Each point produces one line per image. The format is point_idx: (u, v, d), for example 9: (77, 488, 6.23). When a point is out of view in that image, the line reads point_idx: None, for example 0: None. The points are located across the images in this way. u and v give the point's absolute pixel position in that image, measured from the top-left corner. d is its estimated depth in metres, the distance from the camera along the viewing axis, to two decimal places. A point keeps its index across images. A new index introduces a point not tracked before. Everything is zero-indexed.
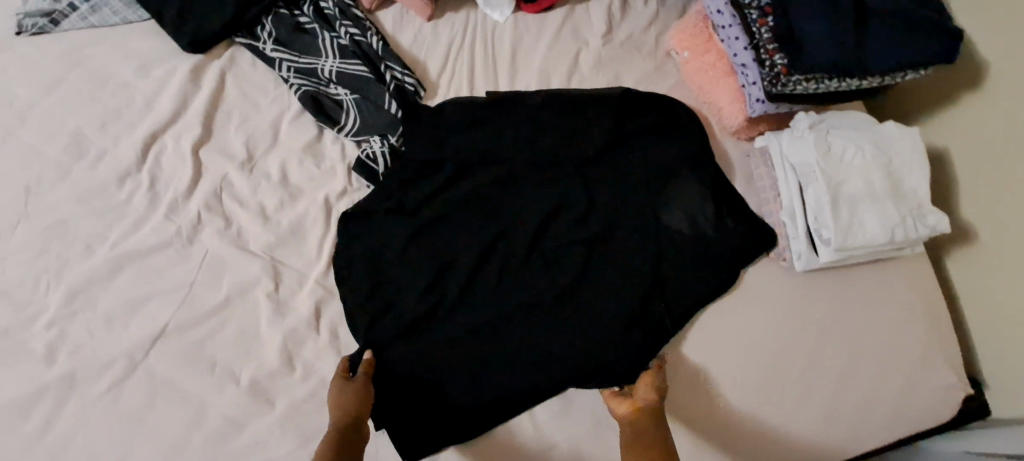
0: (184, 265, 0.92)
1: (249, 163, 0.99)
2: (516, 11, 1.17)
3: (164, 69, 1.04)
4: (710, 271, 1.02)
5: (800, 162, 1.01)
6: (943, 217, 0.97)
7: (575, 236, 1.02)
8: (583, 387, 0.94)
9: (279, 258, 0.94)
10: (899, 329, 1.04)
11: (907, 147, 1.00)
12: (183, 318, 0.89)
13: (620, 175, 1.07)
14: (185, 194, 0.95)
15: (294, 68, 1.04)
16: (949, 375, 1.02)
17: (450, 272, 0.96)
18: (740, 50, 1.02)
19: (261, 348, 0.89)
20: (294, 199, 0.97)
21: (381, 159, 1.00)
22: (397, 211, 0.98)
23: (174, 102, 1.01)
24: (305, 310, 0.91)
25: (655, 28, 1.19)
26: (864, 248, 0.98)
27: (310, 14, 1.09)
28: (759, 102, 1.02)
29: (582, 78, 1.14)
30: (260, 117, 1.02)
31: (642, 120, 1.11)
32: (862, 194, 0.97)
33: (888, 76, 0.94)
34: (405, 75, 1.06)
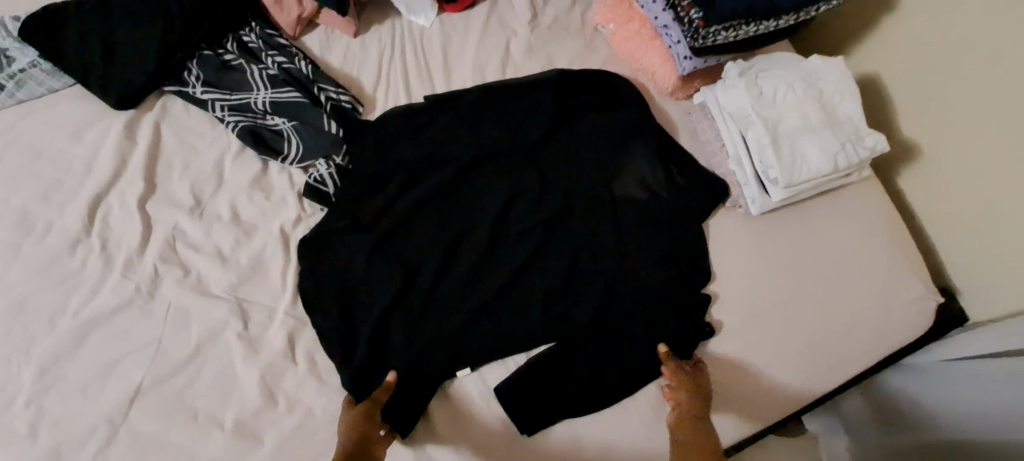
0: (150, 321, 0.91)
1: (198, 208, 0.98)
2: (440, 13, 1.18)
3: (97, 131, 1.02)
4: (669, 232, 1.04)
5: (736, 110, 1.04)
6: (880, 137, 1.00)
7: (535, 220, 1.03)
8: (568, 364, 0.95)
9: (244, 296, 0.94)
10: (861, 253, 1.06)
11: (834, 77, 1.03)
12: (158, 374, 0.88)
13: (568, 154, 1.09)
14: (140, 250, 0.95)
15: (227, 106, 1.04)
16: (916, 288, 1.05)
17: (418, 278, 0.97)
18: (660, 13, 1.04)
19: (241, 388, 0.88)
20: (248, 236, 0.97)
21: (330, 180, 1.00)
22: (355, 228, 0.98)
23: (112, 162, 1.00)
24: (279, 342, 0.91)
25: (579, 7, 1.21)
26: (811, 181, 1.01)
27: (234, 51, 1.08)
28: (687, 59, 1.05)
29: (516, 67, 1.15)
30: (201, 161, 1.01)
31: (581, 97, 1.13)
32: (800, 129, 1.00)
33: (802, 11, 0.97)
34: (340, 94, 1.06)
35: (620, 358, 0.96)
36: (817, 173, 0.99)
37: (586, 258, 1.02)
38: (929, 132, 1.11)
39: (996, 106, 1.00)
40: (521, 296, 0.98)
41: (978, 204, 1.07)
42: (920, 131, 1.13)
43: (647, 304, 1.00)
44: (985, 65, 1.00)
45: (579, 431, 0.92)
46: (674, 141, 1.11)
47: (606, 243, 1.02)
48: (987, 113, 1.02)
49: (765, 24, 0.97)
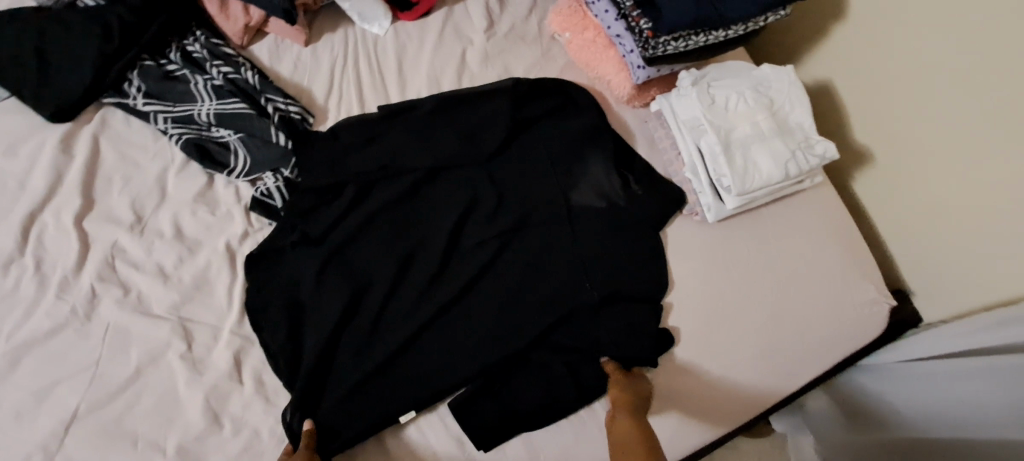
0: (86, 344, 0.87)
1: (139, 224, 0.95)
2: (395, 21, 1.16)
3: (31, 144, 0.98)
4: (625, 241, 1.04)
5: (690, 119, 1.04)
6: (830, 144, 1.01)
7: (491, 230, 1.02)
8: (526, 378, 0.93)
9: (187, 315, 0.90)
10: (814, 258, 1.08)
11: (785, 85, 1.04)
12: (95, 399, 0.84)
13: (526, 164, 1.08)
14: (76, 270, 0.91)
15: (170, 118, 1.00)
16: (867, 292, 1.07)
17: (370, 292, 0.95)
18: (613, 22, 1.05)
19: (184, 412, 0.85)
20: (193, 253, 0.94)
21: (278, 194, 0.98)
22: (304, 242, 0.96)
23: (47, 177, 0.95)
24: (224, 363, 0.88)
25: (536, 16, 1.21)
26: (764, 188, 1.01)
27: (177, 61, 1.05)
28: (641, 68, 1.05)
29: (472, 76, 1.14)
30: (143, 176, 0.98)
31: (539, 106, 1.12)
32: (751, 138, 1.01)
33: (751, 21, 0.99)
34: (289, 105, 1.03)
35: (578, 370, 0.95)
36: (769, 180, 1.00)
37: (546, 270, 1.01)
38: (879, 137, 1.14)
39: (943, 111, 1.02)
40: (477, 308, 0.96)
41: (930, 207, 1.09)
42: (872, 137, 1.15)
43: (605, 316, 0.99)
44: (930, 71, 1.03)
45: (537, 446, 0.91)
46: (630, 148, 1.12)
47: (565, 253, 1.02)
48: (935, 118, 1.04)
49: (712, 34, 0.99)
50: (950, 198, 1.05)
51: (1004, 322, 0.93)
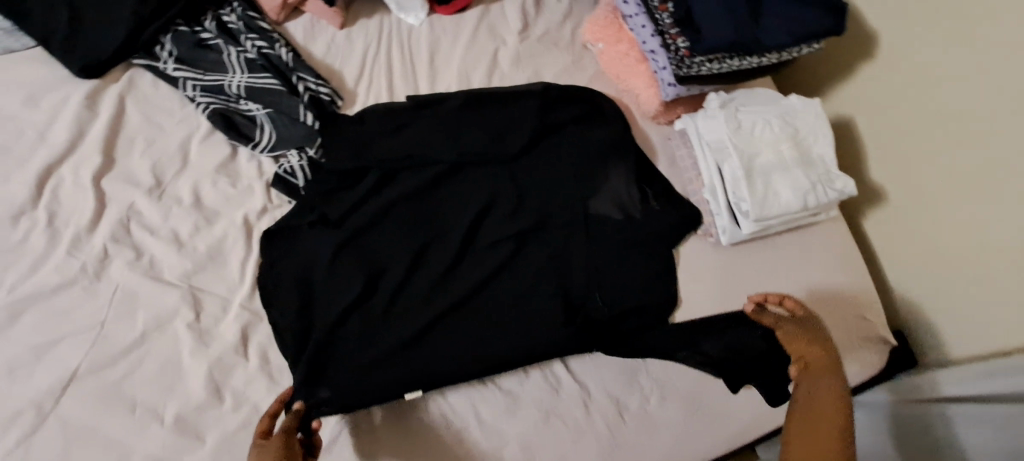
0: (93, 304, 0.86)
1: (158, 189, 0.94)
2: (431, 14, 1.16)
3: (54, 97, 0.96)
4: (638, 255, 1.04)
5: (715, 140, 1.05)
6: (850, 180, 1.03)
7: (509, 228, 1.02)
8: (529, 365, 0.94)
9: (198, 284, 0.90)
10: (823, 289, 1.09)
11: (810, 118, 1.06)
12: (96, 360, 0.83)
13: (549, 169, 1.08)
14: (89, 228, 0.89)
15: (199, 86, 1.00)
16: (874, 329, 1.08)
17: (384, 279, 0.95)
18: (648, 37, 1.04)
19: (186, 381, 0.84)
20: (210, 222, 0.93)
21: (301, 173, 0.97)
22: (322, 224, 0.96)
23: (69, 131, 0.94)
24: (230, 336, 0.87)
25: (570, 23, 1.21)
26: (781, 216, 1.03)
27: (212, 30, 1.04)
28: (671, 86, 1.03)
29: (502, 76, 1.14)
30: (166, 140, 0.97)
31: (565, 113, 1.12)
32: (774, 165, 1.02)
33: (784, 51, 1.00)
34: (319, 85, 1.03)
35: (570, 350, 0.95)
36: (787, 208, 1.01)
37: (559, 275, 1.00)
38: (895, 178, 1.15)
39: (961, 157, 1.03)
40: (487, 306, 0.96)
41: (938, 250, 1.10)
42: (887, 176, 1.17)
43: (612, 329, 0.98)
44: (953, 117, 1.04)
45: (535, 449, 0.91)
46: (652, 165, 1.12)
47: (578, 260, 1.02)
48: (956, 163, 1.04)
49: (749, 59, 0.99)
50: (960, 242, 1.06)
51: (1002, 368, 0.93)
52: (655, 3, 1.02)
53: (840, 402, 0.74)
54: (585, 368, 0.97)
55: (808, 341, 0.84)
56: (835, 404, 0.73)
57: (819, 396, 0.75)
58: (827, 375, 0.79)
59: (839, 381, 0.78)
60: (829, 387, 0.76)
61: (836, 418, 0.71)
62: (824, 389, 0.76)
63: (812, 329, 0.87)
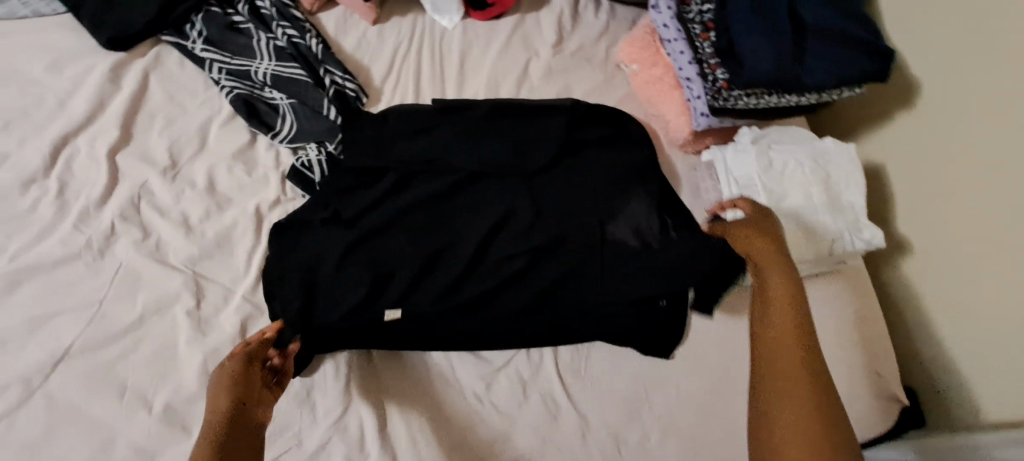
0: (95, 280, 0.84)
1: (172, 169, 0.92)
2: (465, 18, 1.14)
3: (79, 66, 0.95)
4: (652, 287, 0.97)
5: (743, 176, 1.02)
6: (878, 231, 0.99)
7: (522, 244, 0.98)
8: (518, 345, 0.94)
9: (202, 271, 0.88)
10: (843, 343, 1.02)
11: (843, 163, 1.03)
12: (91, 338, 0.81)
13: (570, 187, 1.04)
14: (99, 202, 0.88)
15: (225, 69, 0.98)
16: (892, 392, 1.01)
17: (392, 284, 0.92)
18: (685, 64, 0.99)
19: (180, 370, 0.82)
20: (220, 209, 0.91)
21: (318, 168, 0.95)
22: (334, 221, 0.93)
23: (90, 102, 0.93)
24: (229, 328, 0.85)
25: (605, 40, 1.18)
26: (804, 262, 1.00)
27: (244, 14, 1.03)
28: (703, 116, 0.99)
29: (531, 87, 1.12)
30: (186, 120, 0.95)
31: (590, 132, 1.08)
32: (802, 208, 1.00)
33: (825, 93, 0.96)
34: (346, 80, 1.01)
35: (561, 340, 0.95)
36: (811, 254, 0.98)
37: (569, 300, 0.95)
38: (924, 230, 1.08)
39: (998, 214, 0.95)
40: (492, 324, 0.93)
41: (962, 312, 1.01)
42: (915, 228, 1.10)
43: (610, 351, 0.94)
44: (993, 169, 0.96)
45: None
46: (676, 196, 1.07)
47: (590, 285, 0.97)
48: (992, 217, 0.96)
49: (788, 97, 0.96)
50: (986, 305, 0.97)
51: None
52: (696, 30, 0.99)
53: (785, 300, 0.84)
54: (585, 396, 0.93)
55: (758, 242, 0.93)
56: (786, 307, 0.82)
57: (774, 307, 0.83)
58: (781, 280, 0.87)
59: (784, 281, 0.87)
60: (778, 294, 0.85)
61: (786, 315, 0.81)
62: (776, 294, 0.85)
63: (763, 218, 0.95)
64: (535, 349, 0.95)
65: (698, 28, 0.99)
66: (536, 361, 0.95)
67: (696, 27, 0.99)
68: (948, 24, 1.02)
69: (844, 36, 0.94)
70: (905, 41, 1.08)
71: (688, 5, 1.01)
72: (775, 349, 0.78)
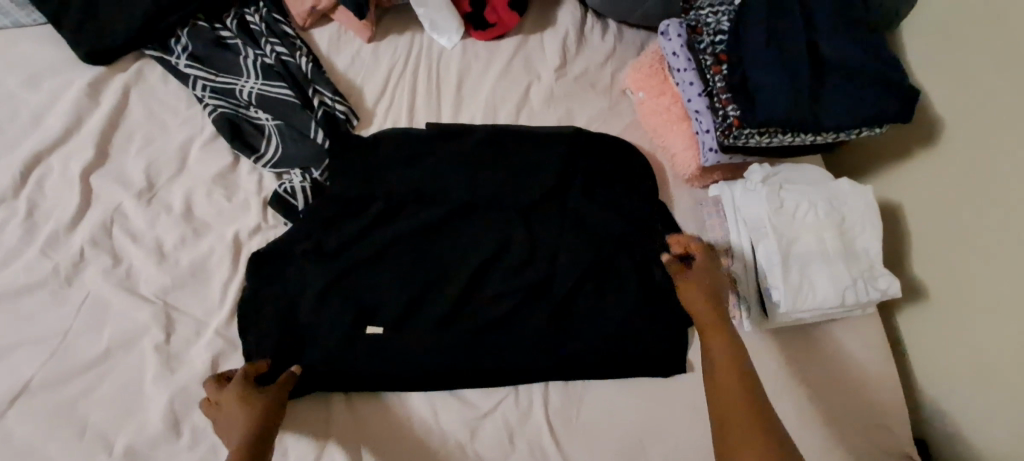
0: (61, 311, 0.80)
1: (149, 192, 0.88)
2: (465, 37, 1.09)
3: (57, 80, 0.91)
4: (645, 332, 0.94)
5: (752, 216, 0.96)
6: (895, 280, 0.94)
7: (515, 282, 0.93)
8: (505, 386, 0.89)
9: (174, 302, 0.83)
10: (849, 394, 0.96)
11: (860, 206, 0.96)
12: (52, 373, 0.77)
13: (568, 220, 0.98)
14: (69, 226, 0.84)
15: (209, 87, 0.94)
16: (902, 449, 0.94)
17: (374, 322, 0.87)
18: (694, 96, 0.95)
19: (144, 409, 0.77)
20: (197, 236, 0.87)
21: (301, 194, 0.90)
22: (315, 253, 0.88)
23: (65, 119, 0.88)
24: (199, 364, 0.80)
25: (612, 65, 1.12)
26: (815, 310, 0.93)
27: (233, 29, 0.98)
28: (712, 151, 0.96)
29: (532, 113, 1.06)
30: (167, 140, 0.91)
31: (593, 162, 1.02)
32: (813, 253, 0.93)
33: (842, 131, 0.90)
34: (335, 101, 0.96)
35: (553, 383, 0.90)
36: (822, 303, 0.92)
37: (562, 341, 0.91)
38: (942, 277, 1.02)
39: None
40: (481, 368, 0.88)
41: (979, 367, 0.96)
42: (931, 275, 1.04)
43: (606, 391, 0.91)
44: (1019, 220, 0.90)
45: None
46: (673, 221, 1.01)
47: (583, 327, 0.93)
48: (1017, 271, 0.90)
49: (802, 136, 0.91)
50: (1005, 363, 0.92)
51: None
52: (708, 61, 0.92)
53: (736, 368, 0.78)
54: (574, 446, 0.87)
55: (706, 302, 0.83)
56: (738, 378, 0.77)
57: (717, 369, 0.79)
58: (721, 339, 0.81)
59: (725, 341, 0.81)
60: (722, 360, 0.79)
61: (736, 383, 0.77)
62: (720, 366, 0.79)
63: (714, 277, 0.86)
64: (524, 395, 0.89)
65: (709, 59, 0.92)
66: (525, 407, 0.88)
67: (707, 58, 0.92)
68: (976, 63, 0.95)
69: (863, 73, 0.89)
70: (929, 78, 1.03)
71: (700, 34, 0.94)
72: (723, 415, 0.75)
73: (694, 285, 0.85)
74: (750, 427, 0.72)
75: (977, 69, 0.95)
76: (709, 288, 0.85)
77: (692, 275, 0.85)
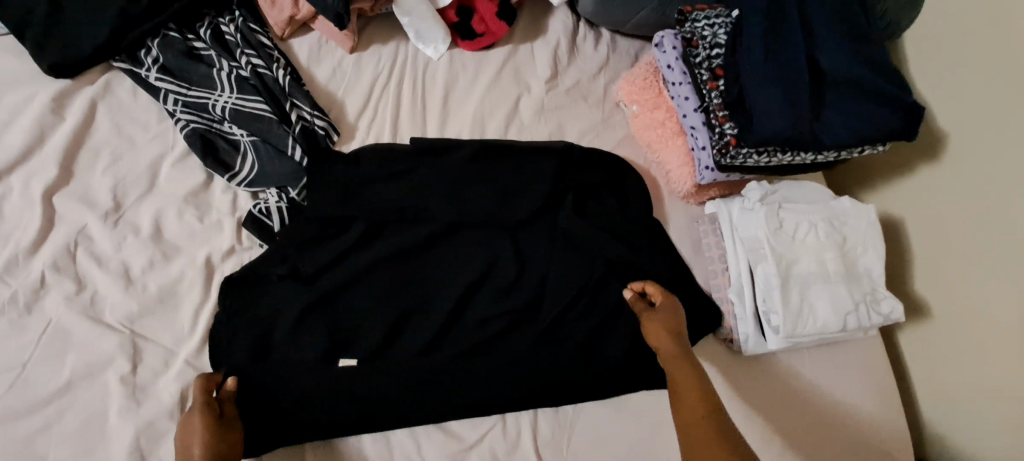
0: (19, 340, 0.75)
1: (115, 213, 0.83)
2: (452, 47, 1.05)
3: (18, 94, 0.86)
4: (636, 355, 0.90)
5: (750, 237, 0.92)
6: (898, 305, 0.90)
7: (501, 306, 0.88)
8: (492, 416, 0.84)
9: (141, 330, 0.79)
10: (850, 420, 0.92)
11: (862, 226, 0.93)
12: (8, 409, 0.72)
13: (558, 240, 0.93)
14: (30, 250, 0.79)
15: (181, 101, 0.89)
16: None
17: (352, 352, 0.83)
18: (689, 111, 0.92)
19: (107, 445, 0.73)
20: (166, 259, 0.82)
21: (277, 215, 0.86)
22: (292, 278, 0.84)
23: (28, 136, 0.84)
24: (167, 397, 0.76)
25: (605, 76, 1.08)
26: (815, 336, 0.89)
27: (206, 39, 0.94)
28: (708, 169, 0.92)
29: (521, 126, 1.02)
30: (136, 157, 0.87)
31: (585, 178, 0.97)
32: (814, 275, 0.90)
33: (844, 151, 0.87)
34: (314, 116, 0.92)
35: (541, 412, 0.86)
36: (822, 328, 0.88)
37: (550, 367, 0.87)
38: (945, 297, 0.98)
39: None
40: (465, 398, 0.83)
41: (983, 393, 0.92)
42: (935, 294, 0.99)
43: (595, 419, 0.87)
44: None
45: None
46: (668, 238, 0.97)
47: (573, 353, 0.88)
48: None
49: (802, 155, 0.87)
50: (1010, 389, 0.88)
51: None
52: (703, 77, 0.89)
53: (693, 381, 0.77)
54: None
55: (666, 335, 0.82)
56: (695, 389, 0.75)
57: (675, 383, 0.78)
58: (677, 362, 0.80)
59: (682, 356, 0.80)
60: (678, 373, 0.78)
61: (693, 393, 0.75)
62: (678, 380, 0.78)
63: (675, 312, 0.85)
64: (511, 424, 0.85)
65: (705, 74, 0.89)
66: (512, 437, 0.84)
67: (703, 73, 0.89)
68: (980, 75, 0.91)
69: (865, 87, 0.84)
70: (932, 90, 0.98)
71: (696, 47, 0.90)
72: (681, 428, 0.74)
73: (653, 320, 0.84)
74: (705, 428, 0.70)
75: (981, 82, 0.91)
76: (668, 323, 0.83)
77: (650, 312, 0.86)
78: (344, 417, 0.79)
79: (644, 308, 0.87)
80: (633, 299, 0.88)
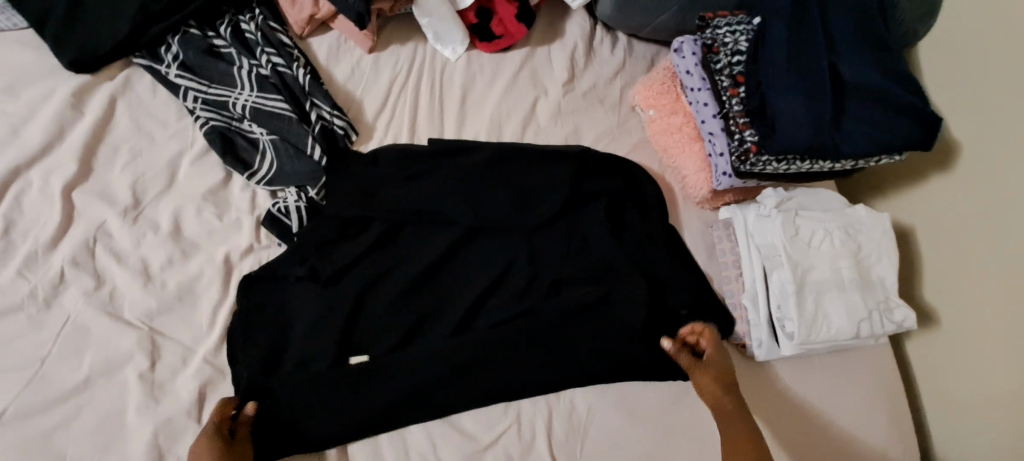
0: (38, 336, 0.75)
1: (135, 210, 0.83)
2: (470, 48, 1.05)
3: (39, 89, 0.86)
4: (650, 361, 0.89)
5: (765, 243, 0.92)
6: (910, 313, 0.91)
7: (518, 309, 0.88)
8: (508, 417, 0.84)
9: (159, 328, 0.78)
10: (859, 427, 0.93)
11: (877, 234, 0.93)
12: (27, 404, 0.72)
13: (574, 244, 0.94)
14: (49, 245, 0.79)
15: (201, 98, 0.90)
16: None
17: (365, 353, 0.83)
18: (708, 117, 0.92)
19: (125, 442, 0.73)
20: (185, 256, 0.82)
21: (296, 215, 0.86)
22: (310, 279, 0.84)
23: (48, 131, 0.84)
24: (186, 395, 0.76)
25: (621, 79, 1.09)
26: (828, 342, 0.90)
27: (227, 37, 0.94)
28: (726, 175, 0.92)
29: (538, 129, 1.02)
30: (155, 154, 0.87)
31: (602, 182, 0.98)
32: (829, 282, 0.90)
33: (862, 159, 0.88)
34: (334, 116, 0.92)
35: (557, 415, 0.85)
36: (837, 335, 0.89)
37: (563, 370, 0.86)
38: (953, 304, 0.99)
39: None
40: (479, 401, 0.83)
41: (997, 403, 0.92)
42: (946, 304, 1.00)
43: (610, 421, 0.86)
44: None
45: None
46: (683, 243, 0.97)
47: (587, 353, 0.88)
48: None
49: (820, 164, 0.88)
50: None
51: None
52: (724, 83, 0.89)
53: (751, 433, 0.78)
54: None
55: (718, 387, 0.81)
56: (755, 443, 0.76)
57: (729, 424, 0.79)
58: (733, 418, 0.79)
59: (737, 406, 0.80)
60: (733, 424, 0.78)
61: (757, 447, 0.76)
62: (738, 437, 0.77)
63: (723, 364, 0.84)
64: (526, 425, 0.84)
65: (726, 81, 0.89)
66: (528, 439, 0.83)
67: (724, 80, 0.89)
68: (997, 86, 0.91)
69: (882, 97, 0.85)
70: (948, 101, 0.99)
71: (717, 53, 0.90)
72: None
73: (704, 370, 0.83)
74: None
75: (998, 93, 0.91)
76: (718, 375, 0.83)
77: (700, 365, 0.84)
78: (361, 415, 0.80)
79: (692, 360, 0.85)
80: (677, 351, 0.85)
